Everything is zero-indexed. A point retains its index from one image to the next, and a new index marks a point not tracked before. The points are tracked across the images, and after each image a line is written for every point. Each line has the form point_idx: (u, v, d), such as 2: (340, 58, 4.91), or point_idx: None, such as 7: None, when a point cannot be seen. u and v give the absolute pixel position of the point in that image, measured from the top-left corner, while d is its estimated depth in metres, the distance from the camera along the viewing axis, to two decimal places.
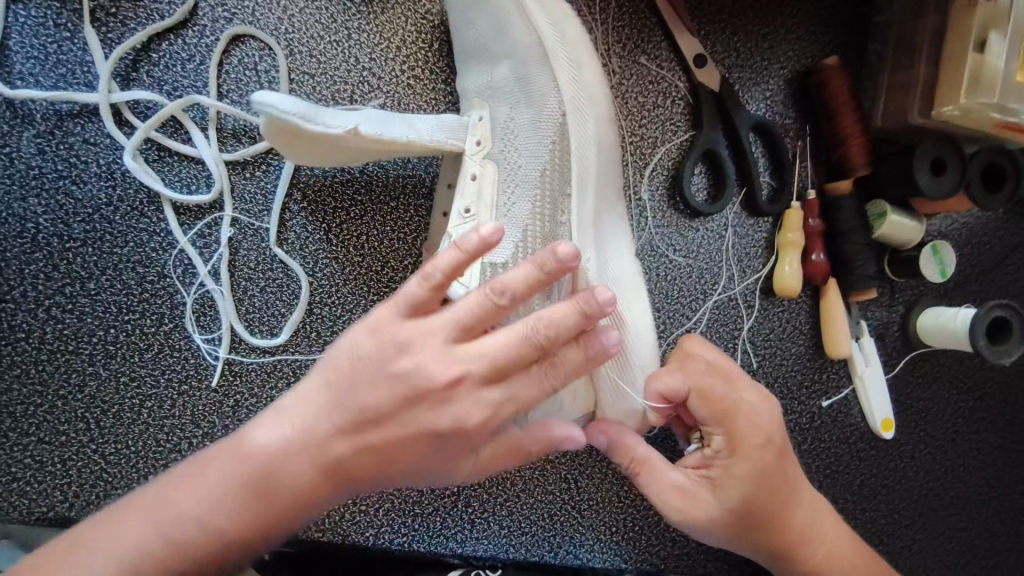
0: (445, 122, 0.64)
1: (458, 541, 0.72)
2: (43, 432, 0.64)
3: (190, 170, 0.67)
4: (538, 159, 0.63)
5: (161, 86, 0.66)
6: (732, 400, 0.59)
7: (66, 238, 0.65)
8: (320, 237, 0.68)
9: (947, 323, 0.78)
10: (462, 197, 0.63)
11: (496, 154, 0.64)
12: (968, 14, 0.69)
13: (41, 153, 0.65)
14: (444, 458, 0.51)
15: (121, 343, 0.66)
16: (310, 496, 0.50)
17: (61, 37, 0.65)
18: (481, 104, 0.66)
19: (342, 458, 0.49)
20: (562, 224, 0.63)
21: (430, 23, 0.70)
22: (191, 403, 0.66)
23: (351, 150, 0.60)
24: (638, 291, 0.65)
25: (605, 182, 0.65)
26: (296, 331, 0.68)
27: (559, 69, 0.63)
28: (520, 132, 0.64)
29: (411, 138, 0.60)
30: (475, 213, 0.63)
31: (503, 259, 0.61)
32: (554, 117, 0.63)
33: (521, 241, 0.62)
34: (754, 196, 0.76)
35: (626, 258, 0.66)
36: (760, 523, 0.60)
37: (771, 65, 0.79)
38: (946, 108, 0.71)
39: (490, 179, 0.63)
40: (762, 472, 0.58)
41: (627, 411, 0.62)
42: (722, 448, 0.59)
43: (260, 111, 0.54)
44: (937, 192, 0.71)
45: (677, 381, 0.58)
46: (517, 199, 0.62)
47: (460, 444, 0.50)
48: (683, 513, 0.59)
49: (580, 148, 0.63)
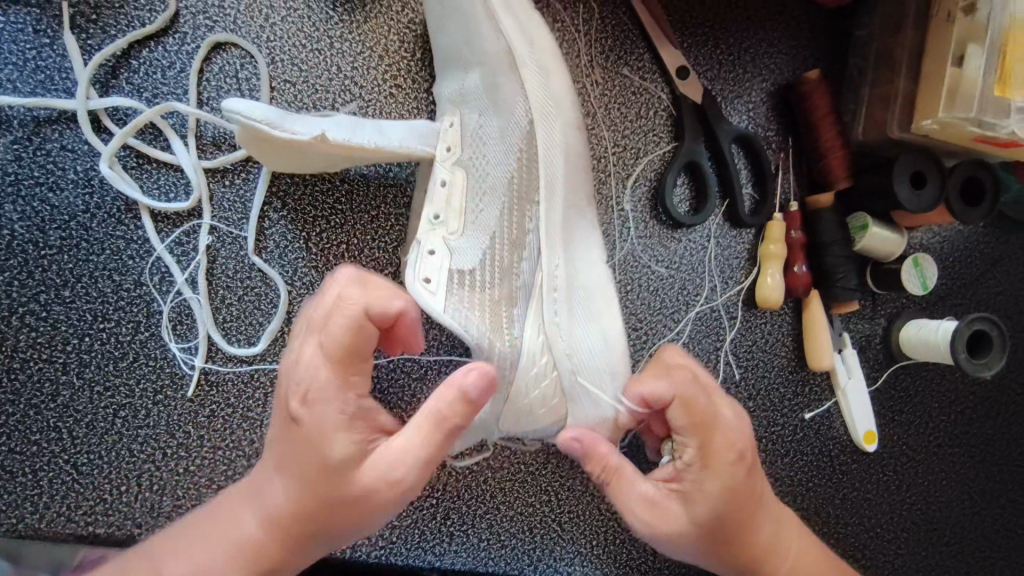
0: (419, 131, 0.65)
1: (436, 554, 0.71)
2: (15, 441, 0.63)
3: (169, 179, 0.66)
4: (506, 167, 0.62)
5: (142, 93, 0.66)
6: (707, 415, 0.57)
7: (42, 245, 0.64)
8: (298, 247, 0.68)
9: (928, 335, 0.78)
10: (430, 204, 0.63)
11: (465, 160, 0.65)
12: (946, 30, 0.70)
13: (18, 160, 0.64)
14: (362, 501, 0.51)
15: (96, 352, 0.65)
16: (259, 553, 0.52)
17: (41, 43, 0.64)
18: (455, 111, 0.67)
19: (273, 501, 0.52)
20: (530, 232, 0.60)
21: (413, 32, 0.71)
22: (167, 413, 0.65)
23: (324, 158, 0.61)
24: (606, 297, 0.63)
25: (577, 187, 0.63)
26: (274, 341, 0.67)
27: (527, 77, 0.61)
28: (489, 138, 0.64)
29: (380, 144, 0.61)
30: (444, 219, 0.63)
31: (472, 265, 0.60)
32: (522, 124, 0.61)
33: (490, 247, 0.61)
34: (736, 208, 0.77)
35: (595, 263, 0.65)
36: (725, 540, 0.59)
37: (753, 78, 0.79)
38: (926, 121, 0.72)
39: (459, 187, 0.64)
40: (731, 490, 0.58)
41: (600, 417, 0.59)
42: (694, 461, 0.57)
43: (232, 118, 0.56)
44: (917, 206, 0.72)
45: (662, 387, 0.57)
46: (485, 207, 0.63)
47: (367, 483, 0.51)
48: (652, 526, 0.58)
49: (546, 151, 0.60)
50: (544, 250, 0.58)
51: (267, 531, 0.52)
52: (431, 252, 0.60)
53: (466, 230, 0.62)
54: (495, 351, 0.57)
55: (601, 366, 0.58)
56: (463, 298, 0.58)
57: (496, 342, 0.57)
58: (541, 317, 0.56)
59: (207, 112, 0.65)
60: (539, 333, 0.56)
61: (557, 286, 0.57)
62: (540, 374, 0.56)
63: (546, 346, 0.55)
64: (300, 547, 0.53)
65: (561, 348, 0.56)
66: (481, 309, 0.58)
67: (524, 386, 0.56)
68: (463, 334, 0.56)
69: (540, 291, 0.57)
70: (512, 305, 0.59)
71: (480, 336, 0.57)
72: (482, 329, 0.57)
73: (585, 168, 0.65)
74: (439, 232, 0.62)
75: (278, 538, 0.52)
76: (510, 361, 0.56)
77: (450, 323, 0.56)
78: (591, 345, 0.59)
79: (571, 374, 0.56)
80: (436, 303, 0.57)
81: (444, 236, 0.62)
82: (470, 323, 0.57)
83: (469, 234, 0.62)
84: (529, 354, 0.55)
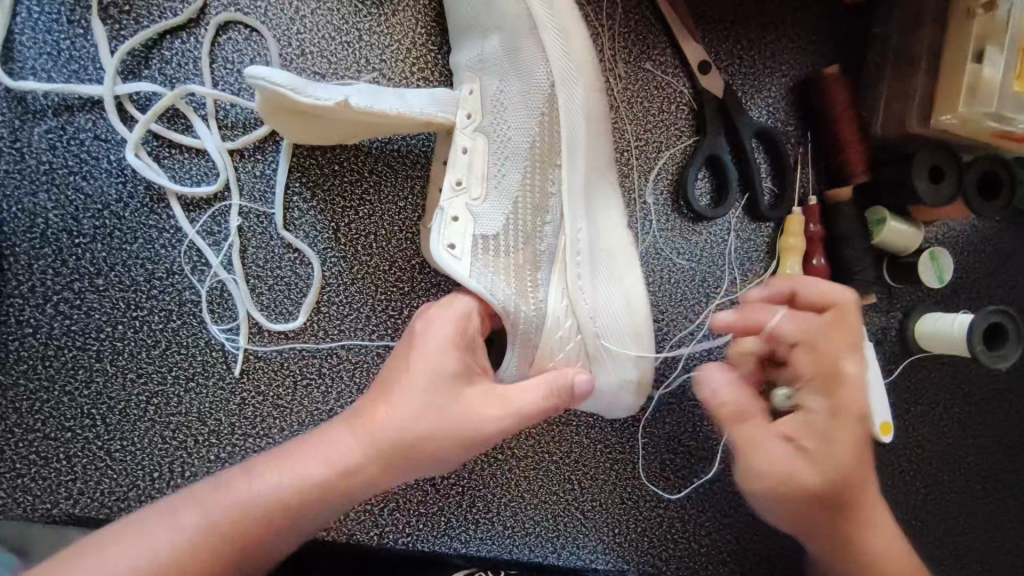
0: (437, 97, 0.64)
1: (462, 541, 0.72)
2: (48, 428, 0.64)
3: (200, 167, 0.67)
4: (527, 133, 0.64)
5: (173, 83, 0.67)
6: (832, 361, 0.60)
7: (76, 233, 0.65)
8: (328, 237, 0.69)
9: (944, 328, 0.79)
10: (453, 170, 0.63)
11: (487, 127, 0.65)
12: (965, 27, 0.71)
13: (52, 149, 0.65)
14: (467, 420, 0.54)
15: (129, 339, 0.66)
16: (356, 472, 0.52)
17: (75, 34, 0.65)
18: (473, 77, 0.67)
19: (377, 423, 0.53)
20: (552, 194, 0.64)
21: (440, 25, 0.71)
22: (200, 400, 0.66)
23: (342, 125, 0.60)
24: (630, 259, 0.65)
25: (596, 154, 0.66)
26: (304, 329, 0.68)
27: (546, 39, 0.64)
28: (509, 105, 0.65)
29: (401, 111, 0.61)
30: (466, 185, 0.63)
31: (495, 231, 0.62)
32: (542, 88, 0.64)
33: (513, 212, 0.63)
34: (756, 201, 0.77)
35: (617, 228, 0.66)
36: (835, 504, 0.59)
37: (773, 73, 0.80)
38: (945, 115, 0.73)
39: (481, 153, 0.64)
40: (851, 449, 0.59)
41: (619, 381, 0.63)
42: (824, 406, 0.59)
43: (253, 84, 0.55)
44: (934, 199, 0.74)
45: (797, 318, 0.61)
46: (507, 171, 0.64)
47: (473, 401, 0.55)
48: (784, 469, 0.59)
49: (570, 119, 0.64)
50: (566, 215, 0.62)
51: (361, 455, 0.52)
52: (455, 218, 0.61)
53: (491, 196, 0.63)
54: (520, 315, 0.59)
55: (622, 327, 0.62)
56: (487, 263, 0.60)
57: (522, 307, 0.59)
58: (563, 280, 0.61)
59: (228, 95, 0.66)
60: (563, 297, 0.61)
61: (579, 251, 0.62)
62: (564, 337, 0.60)
63: (570, 310, 0.61)
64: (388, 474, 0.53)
65: (584, 311, 0.61)
66: (507, 273, 0.60)
67: (550, 347, 0.60)
68: (490, 297, 0.58)
69: (563, 255, 0.62)
70: (536, 268, 0.62)
71: (506, 299, 0.58)
72: (507, 293, 0.59)
73: (606, 132, 0.67)
74: (462, 199, 0.62)
75: (375, 456, 0.53)
76: (536, 323, 0.59)
77: (477, 287, 0.58)
78: (613, 309, 0.62)
79: (594, 337, 0.61)
80: (461, 270, 0.59)
81: (467, 202, 0.62)
82: (496, 286, 0.59)
83: (492, 201, 0.63)
84: (555, 317, 0.60)
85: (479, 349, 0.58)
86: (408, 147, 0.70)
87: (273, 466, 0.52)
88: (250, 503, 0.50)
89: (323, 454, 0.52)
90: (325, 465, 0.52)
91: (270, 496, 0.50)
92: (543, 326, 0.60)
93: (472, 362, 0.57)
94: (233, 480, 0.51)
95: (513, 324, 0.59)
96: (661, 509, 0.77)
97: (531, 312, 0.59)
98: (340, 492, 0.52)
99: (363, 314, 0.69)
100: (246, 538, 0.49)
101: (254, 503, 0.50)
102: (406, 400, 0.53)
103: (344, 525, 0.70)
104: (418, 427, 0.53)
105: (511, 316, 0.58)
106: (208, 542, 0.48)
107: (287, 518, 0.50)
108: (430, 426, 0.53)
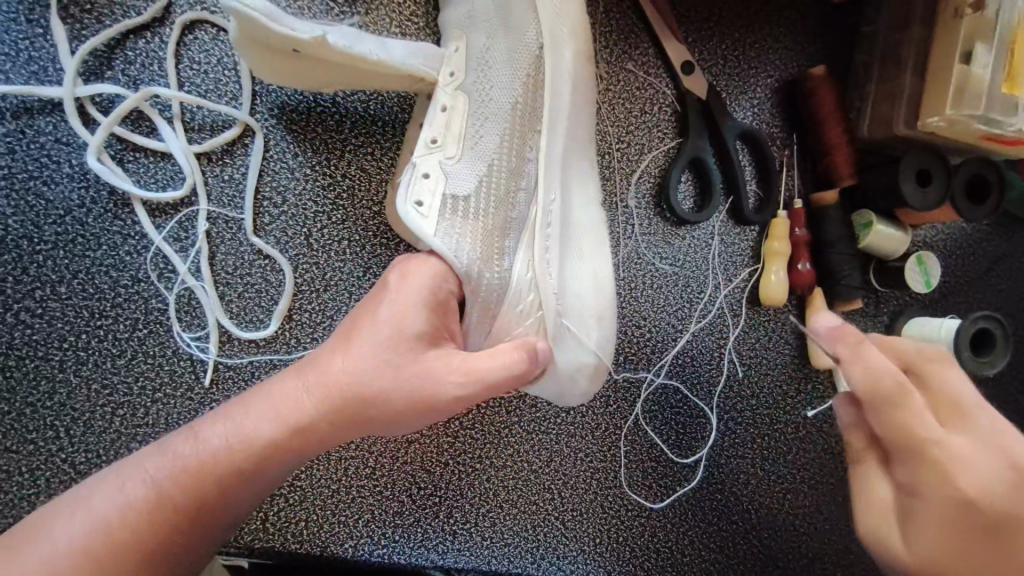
0: (420, 50, 0.62)
1: (439, 553, 0.71)
2: (11, 441, 0.62)
3: (166, 171, 0.65)
4: (509, 93, 0.61)
5: (137, 84, 0.65)
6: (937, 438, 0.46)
7: (37, 240, 0.63)
8: (301, 242, 0.67)
9: (932, 334, 0.77)
10: (430, 126, 0.61)
11: (469, 85, 0.62)
12: (953, 27, 0.69)
13: (11, 153, 0.63)
14: (428, 382, 0.53)
15: (93, 349, 0.64)
16: (309, 429, 0.52)
17: (35, 34, 0.63)
18: (460, 34, 0.64)
19: (332, 382, 0.53)
20: (529, 160, 0.61)
21: (415, 24, 0.70)
22: (167, 411, 0.64)
23: (320, 62, 0.58)
24: (601, 239, 0.63)
25: (578, 130, 0.63)
26: (276, 338, 0.66)
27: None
28: (495, 61, 0.62)
29: (381, 57, 0.59)
30: (442, 143, 0.61)
31: (467, 191, 0.59)
32: (530, 49, 0.61)
33: (486, 176, 0.60)
34: (740, 205, 0.76)
35: (592, 206, 0.64)
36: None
37: (757, 74, 0.78)
38: (932, 118, 0.71)
39: (460, 111, 0.61)
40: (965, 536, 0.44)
41: (578, 364, 0.60)
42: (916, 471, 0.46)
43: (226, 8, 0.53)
44: (920, 203, 0.72)
45: (876, 356, 0.47)
46: (485, 133, 0.61)
47: (439, 360, 0.54)
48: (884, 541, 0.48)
49: (553, 84, 0.61)
50: (540, 184, 0.60)
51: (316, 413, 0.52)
52: (426, 175, 0.59)
53: (465, 157, 0.60)
54: (482, 282, 0.57)
55: (585, 310, 0.60)
56: (454, 224, 0.58)
57: (484, 274, 0.57)
58: (531, 252, 0.59)
59: (193, 98, 0.64)
60: (527, 271, 0.59)
61: (551, 223, 0.60)
62: (525, 311, 0.58)
63: (533, 284, 0.58)
64: (345, 432, 0.54)
65: (548, 287, 0.58)
66: (473, 237, 0.58)
67: (508, 320, 0.58)
68: (454, 260, 0.56)
69: (533, 227, 0.60)
70: (505, 236, 0.60)
71: (469, 264, 0.57)
72: (472, 256, 0.57)
73: (593, 103, 0.65)
74: (436, 156, 0.60)
75: (330, 411, 0.52)
76: (496, 292, 0.58)
77: (440, 247, 0.57)
78: (579, 288, 0.61)
79: (556, 316, 0.58)
80: (426, 228, 0.57)
81: (440, 160, 0.60)
82: (460, 249, 0.57)
83: (467, 161, 0.60)
84: (517, 291, 0.58)
85: (452, 310, 0.58)
86: (382, 149, 0.69)
87: (223, 425, 0.52)
88: (198, 464, 0.50)
89: (280, 411, 0.52)
90: (276, 424, 0.52)
91: (219, 456, 0.51)
92: (505, 295, 0.58)
93: (440, 322, 0.56)
94: (181, 442, 0.52)
95: (474, 289, 0.58)
96: (643, 518, 0.76)
97: (493, 281, 0.58)
98: (291, 449, 0.52)
99: (337, 322, 0.67)
100: (200, 496, 0.50)
101: (201, 463, 0.51)
102: (367, 357, 0.53)
103: (318, 538, 0.68)
104: (371, 389, 0.53)
105: (473, 282, 0.57)
106: (157, 505, 0.49)
107: (237, 478, 0.51)
108: (386, 386, 0.53)
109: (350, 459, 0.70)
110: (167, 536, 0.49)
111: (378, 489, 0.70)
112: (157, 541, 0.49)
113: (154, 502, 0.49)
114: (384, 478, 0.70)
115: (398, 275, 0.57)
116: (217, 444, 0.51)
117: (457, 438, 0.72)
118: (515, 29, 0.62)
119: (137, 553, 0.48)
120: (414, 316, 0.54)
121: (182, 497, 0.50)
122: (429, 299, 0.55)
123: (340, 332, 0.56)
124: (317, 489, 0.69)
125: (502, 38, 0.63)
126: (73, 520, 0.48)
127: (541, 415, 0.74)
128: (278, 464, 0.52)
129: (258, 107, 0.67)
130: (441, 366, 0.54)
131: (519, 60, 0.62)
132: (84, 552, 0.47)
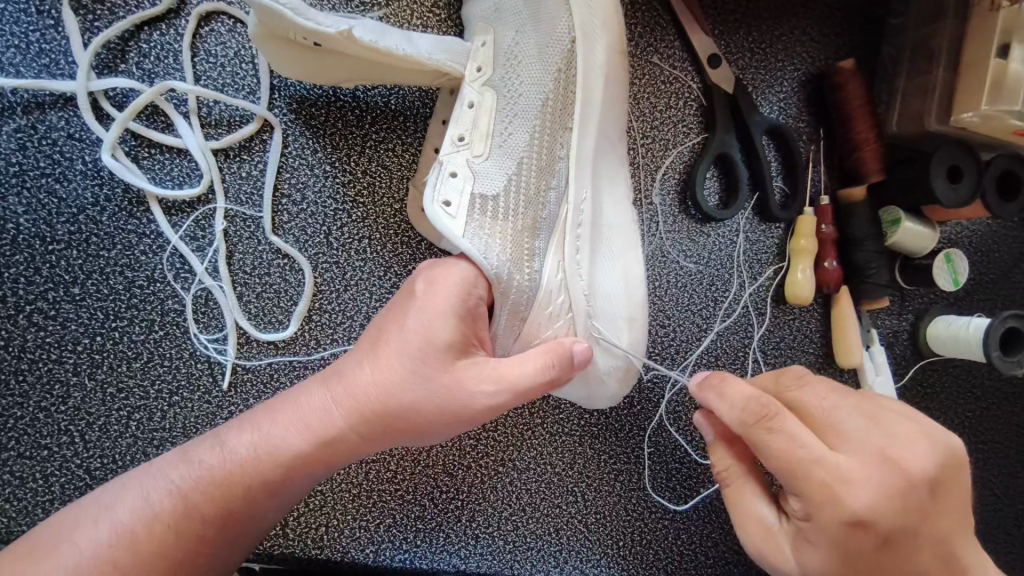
0: (447, 45, 0.60)
1: (461, 557, 0.69)
2: (24, 446, 0.60)
3: (182, 168, 0.63)
4: (541, 88, 0.60)
5: (152, 78, 0.63)
6: (820, 460, 0.44)
7: (49, 240, 0.61)
8: (321, 240, 0.65)
9: (958, 332, 0.76)
10: (456, 125, 0.59)
11: (497, 81, 0.60)
12: (989, 20, 0.67)
13: (22, 149, 0.61)
14: (457, 395, 0.51)
15: (108, 352, 0.62)
16: (338, 440, 0.52)
17: (46, 25, 0.61)
18: (486, 28, 0.62)
19: (359, 394, 0.52)
20: (560, 159, 0.60)
21: (436, 17, 0.67)
22: (184, 415, 0.63)
23: (345, 57, 0.56)
24: (631, 238, 0.62)
25: (608, 128, 0.61)
26: (295, 339, 0.65)
27: None
28: (524, 56, 0.61)
29: (409, 52, 0.57)
30: (469, 141, 0.59)
31: (496, 191, 0.57)
32: (562, 42, 0.60)
33: (515, 171, 0.58)
34: (767, 202, 0.74)
35: (622, 203, 0.62)
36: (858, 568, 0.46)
37: (785, 67, 0.77)
38: (966, 113, 0.70)
39: (487, 108, 0.60)
40: (857, 549, 0.45)
41: (609, 366, 0.59)
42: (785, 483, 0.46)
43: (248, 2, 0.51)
44: (954, 200, 0.70)
45: (737, 390, 0.47)
46: (514, 129, 0.59)
47: (468, 372, 0.52)
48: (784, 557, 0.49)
49: (586, 79, 0.59)
50: (571, 185, 0.59)
51: (345, 425, 0.52)
52: (453, 174, 0.57)
53: (494, 154, 0.58)
54: (512, 283, 0.55)
55: (615, 311, 0.59)
56: (483, 223, 0.56)
57: (515, 275, 0.56)
58: (562, 253, 0.58)
59: (210, 92, 0.62)
60: (557, 272, 0.57)
61: (581, 223, 0.58)
62: (555, 313, 0.57)
63: (564, 285, 0.57)
64: (375, 441, 0.53)
65: (578, 288, 0.57)
66: (502, 237, 0.56)
67: (538, 323, 0.57)
68: (483, 261, 0.54)
69: (564, 226, 0.58)
70: (534, 236, 0.58)
71: (499, 266, 0.55)
72: (502, 258, 0.55)
73: (623, 99, 0.62)
74: (462, 155, 0.58)
75: (359, 422, 0.52)
76: (527, 295, 0.56)
77: (470, 248, 0.54)
78: (610, 289, 0.59)
79: (587, 317, 0.57)
80: (454, 227, 0.55)
81: (467, 159, 0.58)
82: (490, 250, 0.55)
83: (495, 160, 0.58)
84: (547, 290, 0.56)
85: (482, 316, 0.55)
86: (403, 145, 0.66)
87: (251, 432, 0.52)
88: (224, 474, 0.51)
89: (307, 420, 0.52)
90: (304, 434, 0.51)
91: (247, 466, 0.51)
92: (534, 298, 0.56)
93: (471, 330, 0.53)
94: (207, 451, 0.52)
95: (504, 293, 0.55)
96: (666, 520, 0.74)
97: (524, 282, 0.56)
98: (318, 459, 0.52)
99: (358, 323, 0.65)
100: (224, 507, 0.50)
101: (228, 473, 0.51)
102: (395, 368, 0.51)
103: (338, 544, 0.67)
104: (397, 402, 0.51)
105: (503, 284, 0.55)
106: (180, 513, 0.49)
107: (263, 489, 0.51)
108: (413, 399, 0.51)
109: (371, 463, 0.68)
110: (192, 547, 0.50)
111: (399, 493, 0.69)
112: (183, 551, 0.49)
113: (177, 510, 0.49)
114: (406, 482, 0.69)
115: (424, 280, 0.55)
116: (242, 453, 0.51)
117: (480, 441, 0.71)
118: (549, 19, 0.60)
119: (165, 563, 0.49)
120: (442, 327, 0.52)
121: (205, 505, 0.50)
122: (458, 308, 0.53)
123: (367, 337, 0.54)
124: (336, 492, 0.67)
125: (532, 32, 0.61)
126: (96, 524, 0.49)
127: (564, 418, 0.72)
128: (306, 473, 0.52)
129: (277, 102, 0.65)
130: (470, 380, 0.51)
131: (551, 56, 0.60)
132: (113, 562, 0.47)
